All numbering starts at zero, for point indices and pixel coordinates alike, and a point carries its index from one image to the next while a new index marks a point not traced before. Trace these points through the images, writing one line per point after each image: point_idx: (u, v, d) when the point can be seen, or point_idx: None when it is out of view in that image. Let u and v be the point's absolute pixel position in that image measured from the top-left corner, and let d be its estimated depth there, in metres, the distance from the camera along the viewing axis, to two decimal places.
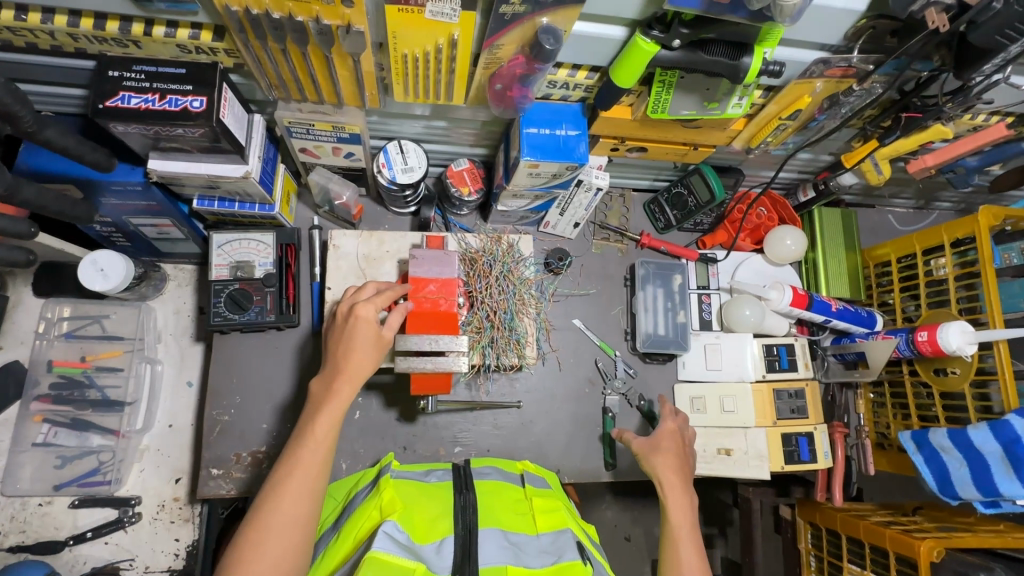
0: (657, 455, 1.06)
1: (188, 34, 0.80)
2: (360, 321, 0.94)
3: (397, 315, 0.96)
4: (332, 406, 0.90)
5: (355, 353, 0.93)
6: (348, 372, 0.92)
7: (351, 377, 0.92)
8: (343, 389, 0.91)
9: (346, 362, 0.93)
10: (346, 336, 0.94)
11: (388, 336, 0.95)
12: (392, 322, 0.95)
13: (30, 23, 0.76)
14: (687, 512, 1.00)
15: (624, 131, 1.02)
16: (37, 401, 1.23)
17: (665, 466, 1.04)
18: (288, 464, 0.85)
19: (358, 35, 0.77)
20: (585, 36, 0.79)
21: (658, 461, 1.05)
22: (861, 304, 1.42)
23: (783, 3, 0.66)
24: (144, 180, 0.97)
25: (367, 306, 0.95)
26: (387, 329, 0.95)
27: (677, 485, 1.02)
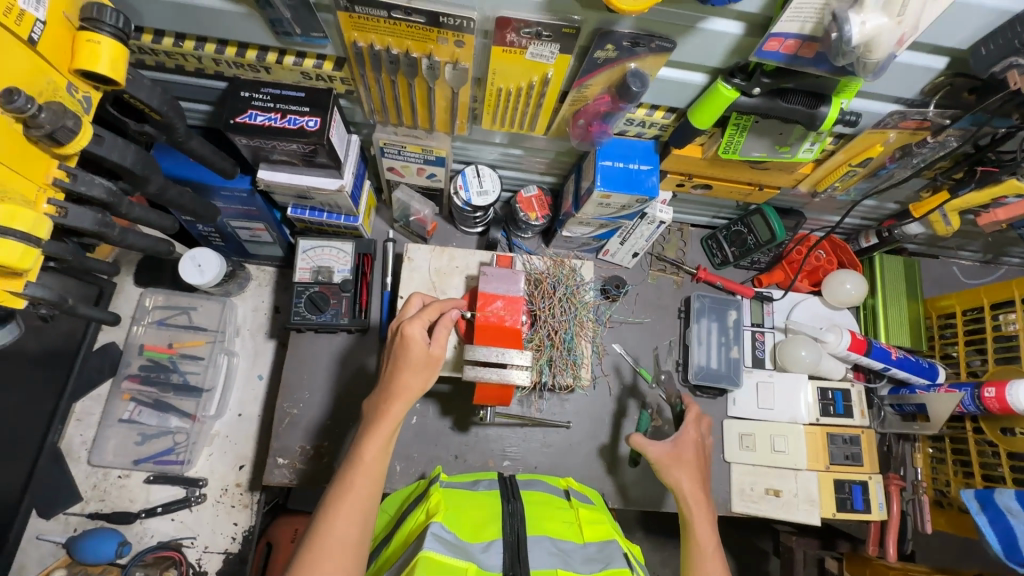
0: (675, 466, 1.02)
1: (313, 63, 0.91)
2: (410, 340, 0.89)
3: (444, 330, 0.92)
4: (383, 430, 0.86)
5: (408, 373, 0.89)
6: (404, 392, 0.88)
7: (403, 396, 0.88)
8: (399, 410, 0.88)
9: (399, 380, 0.88)
10: (396, 355, 0.90)
11: (438, 353, 0.91)
12: (439, 339, 0.91)
13: (185, 48, 0.88)
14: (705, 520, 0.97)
15: (693, 169, 1.08)
16: (127, 379, 1.33)
17: (681, 477, 1.01)
18: (340, 493, 0.82)
19: (462, 71, 0.86)
20: (668, 80, 0.85)
21: (671, 471, 1.02)
22: (922, 355, 1.39)
23: (867, 61, 0.68)
24: (250, 187, 1.06)
25: (416, 323, 0.91)
26: (436, 346, 0.91)
27: (698, 496, 0.99)
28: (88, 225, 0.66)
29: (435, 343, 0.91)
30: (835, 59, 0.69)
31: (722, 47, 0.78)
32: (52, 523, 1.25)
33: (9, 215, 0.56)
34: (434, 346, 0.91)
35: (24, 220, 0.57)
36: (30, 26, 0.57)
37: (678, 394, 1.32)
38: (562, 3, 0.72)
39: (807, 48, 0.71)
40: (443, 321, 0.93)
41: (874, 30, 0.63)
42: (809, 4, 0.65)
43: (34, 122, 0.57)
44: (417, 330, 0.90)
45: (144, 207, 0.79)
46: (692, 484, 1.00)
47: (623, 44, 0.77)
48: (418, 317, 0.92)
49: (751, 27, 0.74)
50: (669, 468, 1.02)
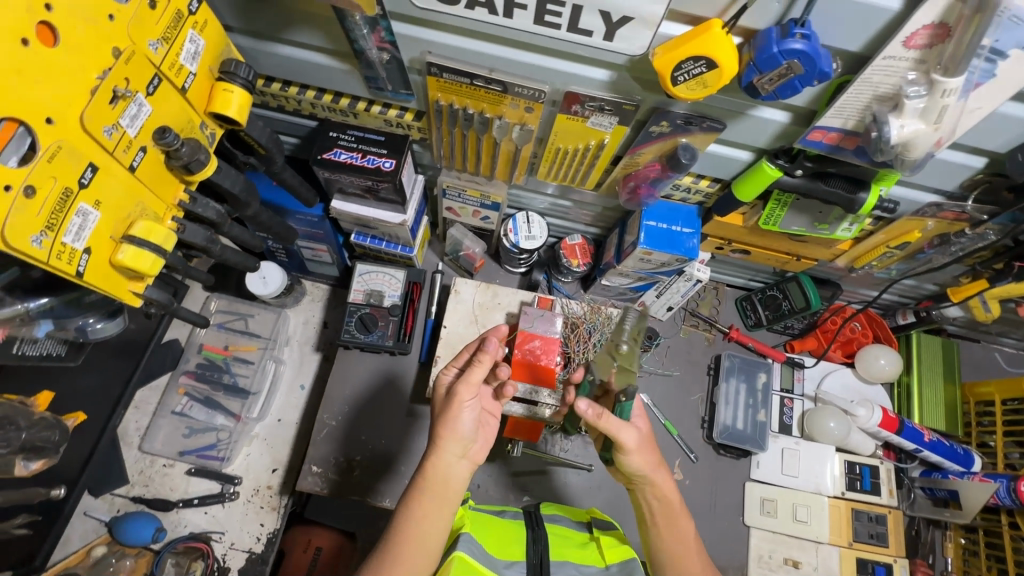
0: (644, 452, 0.85)
1: (396, 113, 1.02)
2: (437, 389, 0.97)
3: (475, 369, 0.90)
4: (422, 491, 0.83)
5: (439, 421, 0.89)
6: (443, 444, 0.86)
7: (437, 446, 0.86)
8: (441, 468, 0.85)
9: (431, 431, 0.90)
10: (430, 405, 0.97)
11: (464, 391, 0.88)
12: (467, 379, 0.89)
13: (289, 92, 1.01)
14: (686, 517, 0.87)
15: (733, 235, 1.14)
16: (185, 375, 1.42)
17: (651, 468, 0.86)
18: (379, 563, 0.79)
19: (528, 131, 0.95)
20: (716, 155, 0.93)
21: (639, 458, 0.85)
22: (958, 440, 1.37)
23: (907, 157, 0.73)
24: (321, 214, 1.17)
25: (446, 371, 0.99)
26: (461, 386, 0.89)
27: (669, 493, 0.87)
28: (200, 240, 0.76)
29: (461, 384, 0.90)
30: (875, 155, 0.74)
31: (769, 132, 0.84)
32: (99, 501, 1.32)
33: (146, 231, 0.65)
34: (458, 386, 0.89)
35: (158, 235, 0.66)
36: (184, 77, 0.68)
37: (698, 448, 1.35)
38: (625, 84, 0.82)
39: (849, 141, 0.78)
40: (475, 359, 0.91)
41: (912, 134, 0.69)
42: (851, 105, 0.72)
43: (175, 154, 0.68)
44: (445, 378, 0.98)
45: (240, 226, 0.89)
46: (660, 475, 0.87)
47: (677, 122, 0.85)
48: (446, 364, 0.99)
49: (797, 117, 0.81)
50: (639, 459, 0.85)
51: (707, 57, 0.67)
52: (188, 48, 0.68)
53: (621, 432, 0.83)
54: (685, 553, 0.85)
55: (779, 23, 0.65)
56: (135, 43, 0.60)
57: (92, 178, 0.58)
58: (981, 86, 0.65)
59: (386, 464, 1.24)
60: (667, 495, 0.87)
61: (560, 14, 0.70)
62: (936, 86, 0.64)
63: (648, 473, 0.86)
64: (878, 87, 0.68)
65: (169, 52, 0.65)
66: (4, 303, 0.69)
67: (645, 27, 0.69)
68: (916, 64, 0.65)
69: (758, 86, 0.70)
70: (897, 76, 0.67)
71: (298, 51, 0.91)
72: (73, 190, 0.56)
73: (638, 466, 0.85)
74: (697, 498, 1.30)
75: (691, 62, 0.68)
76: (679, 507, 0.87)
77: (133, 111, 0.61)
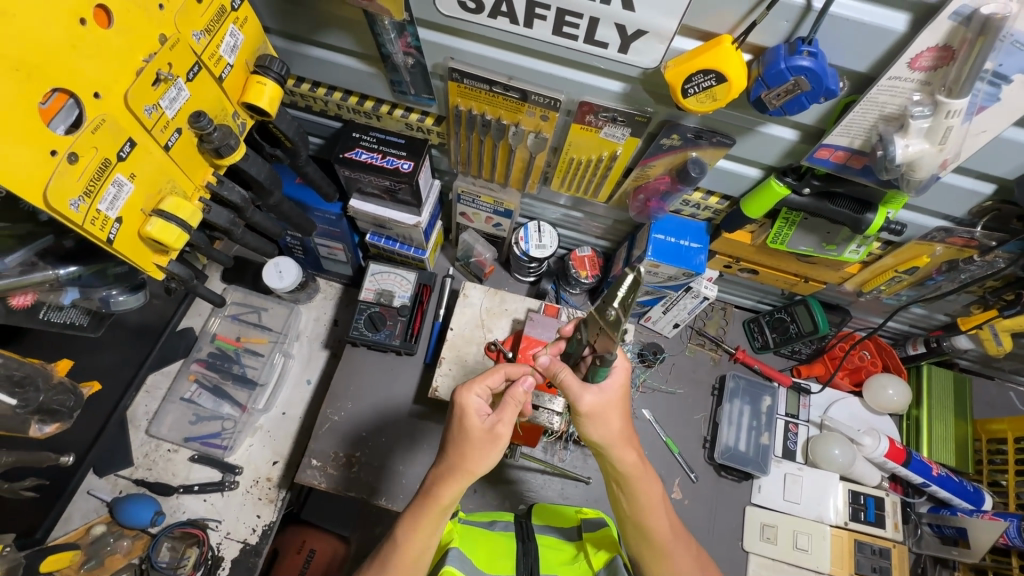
0: (604, 422, 0.85)
1: (417, 117, 1.06)
2: (468, 412, 0.85)
3: (512, 409, 0.86)
4: (430, 513, 0.83)
5: (468, 449, 0.84)
6: (467, 475, 0.83)
7: (462, 475, 0.83)
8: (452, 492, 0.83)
9: (456, 456, 0.84)
10: (453, 424, 0.86)
11: (501, 431, 0.84)
12: (504, 417, 0.85)
13: (317, 93, 1.06)
14: (650, 479, 0.88)
15: (740, 253, 1.15)
16: (196, 362, 1.44)
17: (610, 435, 0.86)
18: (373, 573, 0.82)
19: (542, 139, 0.98)
20: (725, 170, 0.95)
21: (595, 427, 0.85)
22: (968, 478, 1.33)
23: (912, 177, 0.75)
24: (339, 212, 1.21)
25: (477, 391, 0.87)
26: (501, 424, 0.84)
27: (631, 459, 0.87)
28: (223, 222, 0.80)
29: (496, 419, 0.85)
30: (880, 173, 0.76)
31: (778, 149, 0.86)
32: (104, 481, 1.33)
33: (175, 206, 0.69)
34: (498, 424, 0.85)
35: (185, 211, 0.70)
36: (222, 68, 0.73)
37: (699, 468, 1.33)
38: (638, 96, 0.85)
39: (856, 160, 0.80)
40: (513, 398, 0.86)
41: (916, 153, 0.70)
42: (858, 124, 0.74)
43: (207, 138, 0.72)
44: (476, 399, 0.86)
45: (261, 214, 0.93)
46: (622, 440, 0.86)
47: (688, 136, 0.88)
48: (479, 383, 0.87)
49: (806, 135, 0.83)
50: (599, 428, 0.85)
51: (716, 70, 0.70)
52: (228, 41, 0.73)
53: (579, 398, 0.84)
54: (651, 514, 0.88)
55: (787, 41, 0.68)
56: (181, 32, 0.65)
57: (130, 152, 0.62)
58: (985, 109, 0.67)
59: (385, 462, 1.24)
60: (627, 464, 0.87)
61: (577, 25, 0.74)
62: (940, 107, 0.66)
63: (608, 443, 0.85)
64: (884, 107, 0.71)
65: (210, 43, 0.70)
66: (36, 268, 0.72)
67: (658, 41, 0.72)
68: (921, 85, 0.67)
69: (766, 101, 0.72)
70: (902, 96, 0.69)
71: (329, 53, 0.97)
72: (111, 161, 0.60)
73: (597, 434, 0.86)
74: (695, 518, 1.28)
75: (702, 75, 0.71)
76: (642, 471, 0.88)
77: (173, 94, 0.66)
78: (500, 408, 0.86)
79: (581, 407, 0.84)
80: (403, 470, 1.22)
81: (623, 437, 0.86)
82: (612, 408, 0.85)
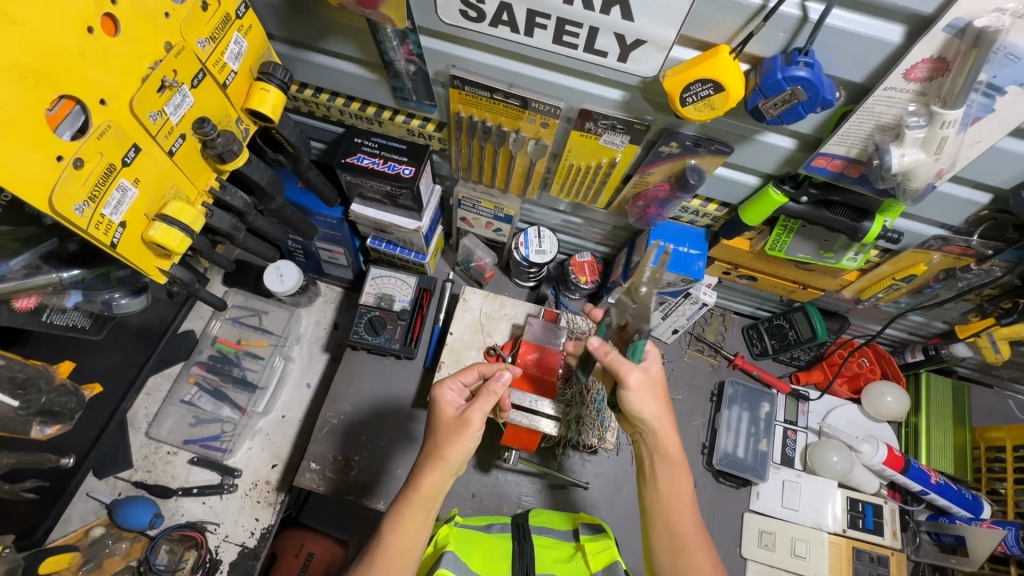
0: (650, 398, 0.88)
1: (418, 123, 1.07)
2: (441, 404, 0.92)
3: (486, 397, 0.88)
4: (411, 501, 0.85)
5: (441, 437, 0.88)
6: (441, 461, 0.86)
7: (436, 463, 0.86)
8: (433, 481, 0.85)
9: (431, 446, 0.88)
10: (432, 418, 0.93)
11: (471, 416, 0.87)
12: (475, 404, 0.88)
13: (319, 99, 1.07)
14: (685, 468, 0.90)
15: (739, 259, 1.15)
16: (196, 365, 1.45)
17: (656, 413, 0.89)
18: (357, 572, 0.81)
19: (542, 146, 0.99)
20: (723, 178, 0.96)
21: (642, 402, 0.88)
22: (967, 486, 1.33)
23: (908, 186, 0.75)
24: (341, 216, 1.21)
25: (450, 385, 0.94)
26: (470, 410, 0.87)
27: (667, 447, 0.90)
28: (225, 227, 0.81)
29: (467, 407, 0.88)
30: (876, 182, 0.77)
31: (775, 158, 0.87)
32: (103, 483, 1.33)
33: (178, 211, 0.69)
34: (467, 410, 0.88)
35: (188, 216, 0.71)
36: (226, 74, 0.74)
37: (697, 474, 1.33)
38: (637, 104, 0.86)
39: (852, 168, 0.80)
40: (488, 387, 0.89)
41: (912, 163, 0.71)
42: (854, 134, 0.74)
43: (211, 143, 0.73)
44: (450, 393, 0.93)
45: (264, 219, 0.94)
46: (665, 425, 0.89)
47: (686, 143, 0.89)
48: (452, 378, 0.95)
49: (803, 144, 0.84)
50: (646, 404, 0.88)
51: (714, 80, 0.70)
52: (232, 48, 0.74)
53: (630, 373, 0.86)
54: (677, 501, 0.88)
55: (784, 52, 0.69)
56: (185, 40, 0.66)
57: (134, 158, 0.63)
58: (980, 120, 0.68)
59: (384, 465, 1.24)
60: (668, 446, 0.90)
61: (577, 35, 0.75)
62: (935, 118, 0.67)
63: (653, 419, 0.88)
64: (880, 117, 0.71)
65: (215, 51, 0.71)
66: (41, 271, 0.73)
67: (657, 50, 0.73)
68: (917, 96, 0.68)
69: (763, 111, 0.73)
70: (898, 107, 0.69)
71: (332, 60, 0.98)
72: (116, 167, 0.60)
73: (641, 410, 0.88)
74: None
75: (700, 84, 0.72)
76: (681, 459, 0.90)
77: (177, 101, 0.67)
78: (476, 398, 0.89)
79: (631, 382, 0.86)
80: (402, 474, 1.22)
81: (664, 419, 0.89)
82: (657, 388, 0.89)
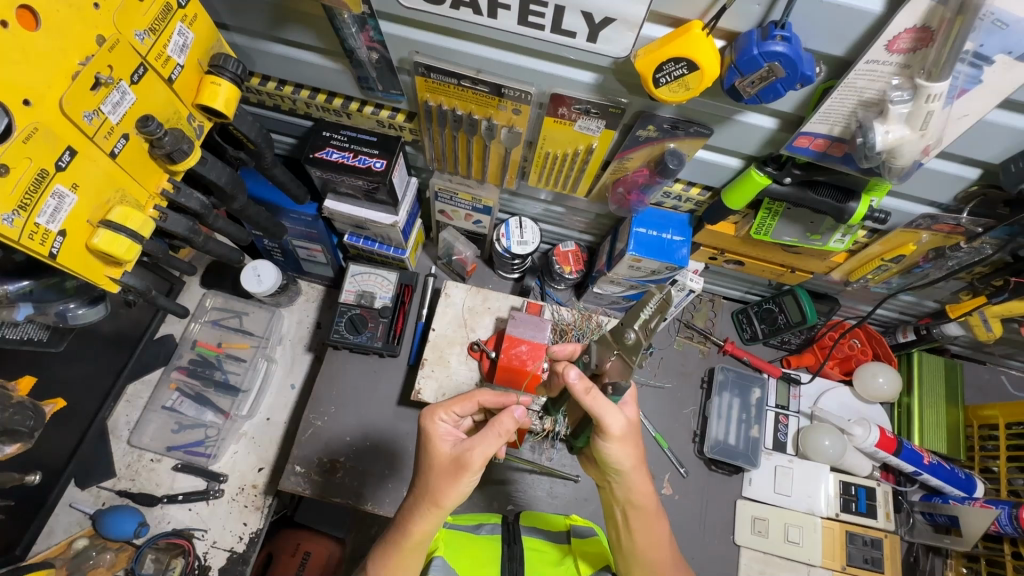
0: (630, 446, 0.82)
1: (388, 114, 1.03)
2: (434, 439, 0.84)
3: (490, 438, 0.80)
4: (399, 543, 0.82)
5: (434, 477, 0.82)
6: (435, 505, 0.80)
7: (429, 506, 0.81)
8: (424, 525, 0.81)
9: (424, 484, 0.83)
10: (423, 454, 0.85)
11: (470, 459, 0.79)
12: (475, 443, 0.80)
13: (283, 91, 1.02)
14: (656, 513, 0.87)
15: (725, 244, 1.12)
16: (177, 370, 1.41)
17: (634, 461, 0.83)
18: None
19: (516, 134, 0.95)
20: (704, 161, 0.92)
21: (621, 451, 0.82)
22: (960, 464, 1.32)
23: (894, 164, 0.72)
24: (314, 213, 1.17)
25: (444, 417, 0.86)
26: (470, 452, 0.80)
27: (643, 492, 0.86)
28: (181, 230, 0.77)
29: (466, 446, 0.81)
30: (860, 161, 0.73)
31: (756, 138, 0.84)
32: (86, 493, 1.30)
33: (124, 216, 0.65)
34: (466, 451, 0.80)
35: (135, 221, 0.67)
36: (171, 68, 0.70)
37: (689, 462, 1.31)
38: (611, 87, 0.82)
39: (836, 147, 0.77)
40: (493, 427, 0.81)
41: (897, 140, 0.68)
42: (836, 110, 0.71)
43: (158, 143, 0.69)
44: (444, 426, 0.86)
45: (227, 219, 0.90)
46: (639, 475, 0.84)
47: (664, 127, 0.85)
48: (446, 409, 0.87)
49: (785, 123, 0.80)
50: (624, 453, 0.82)
51: (687, 59, 0.67)
52: (176, 40, 0.70)
53: (614, 420, 0.78)
54: (648, 540, 0.87)
55: (760, 26, 0.65)
56: (120, 32, 0.61)
57: (70, 161, 0.59)
58: (966, 92, 0.64)
59: (370, 465, 1.22)
60: (640, 493, 0.86)
61: (543, 14, 0.71)
62: (920, 91, 0.63)
63: (629, 468, 0.83)
64: (863, 92, 0.68)
65: (156, 44, 0.66)
66: None
67: (627, 28, 0.69)
68: (900, 69, 0.64)
69: (740, 89, 0.70)
70: (881, 81, 0.66)
71: (292, 50, 0.93)
72: (49, 171, 0.57)
73: (618, 458, 0.82)
74: (686, 513, 1.27)
75: (672, 63, 0.68)
76: (653, 506, 0.87)
77: (115, 98, 0.62)
78: (479, 436, 0.81)
79: (613, 430, 0.79)
80: (389, 475, 1.21)
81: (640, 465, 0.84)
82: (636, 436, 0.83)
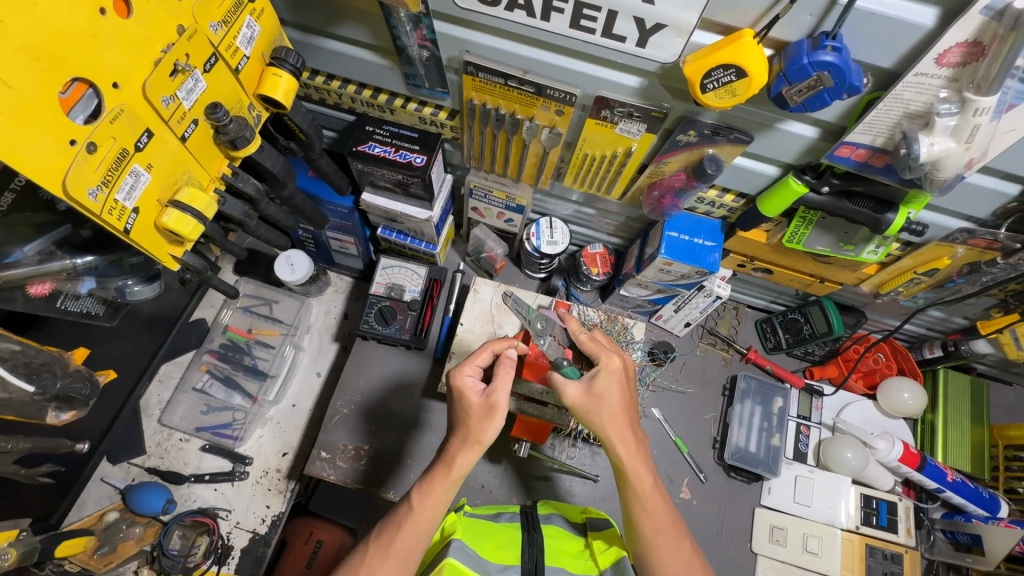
0: (600, 408, 0.88)
1: (431, 111, 1.06)
2: (464, 392, 0.87)
3: (505, 374, 0.87)
4: (443, 477, 0.85)
5: (470, 422, 0.85)
6: (478, 445, 0.84)
7: (472, 445, 0.85)
8: (467, 459, 0.85)
9: (462, 430, 0.86)
10: (456, 407, 0.88)
11: (498, 401, 0.85)
12: (499, 386, 0.86)
13: (331, 86, 1.06)
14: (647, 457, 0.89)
15: (755, 252, 1.13)
16: (208, 353, 1.44)
17: (611, 416, 0.87)
18: (386, 525, 0.85)
19: (557, 134, 0.97)
20: (742, 168, 0.94)
21: (594, 411, 0.88)
22: (983, 484, 1.31)
23: (935, 176, 0.73)
24: (351, 205, 1.20)
25: (469, 371, 0.89)
26: (496, 394, 0.85)
27: (629, 436, 0.88)
28: (237, 214, 0.80)
29: (491, 391, 0.86)
30: (903, 172, 0.74)
31: (796, 146, 0.85)
32: (117, 468, 1.33)
33: (191, 198, 0.69)
34: (493, 394, 0.85)
35: (200, 203, 0.70)
36: (239, 59, 0.73)
37: (708, 468, 1.32)
38: (655, 91, 0.84)
39: (877, 158, 0.78)
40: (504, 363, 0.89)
41: (942, 152, 0.69)
42: (881, 121, 0.72)
43: (223, 129, 0.72)
44: (471, 378, 0.88)
45: (275, 207, 0.93)
46: (618, 425, 0.87)
47: (704, 132, 0.87)
48: (470, 363, 0.90)
49: (826, 133, 0.82)
50: (598, 412, 0.87)
51: (736, 65, 0.68)
52: (245, 32, 0.73)
53: (566, 387, 0.89)
54: (643, 483, 0.87)
55: (811, 36, 0.67)
56: (198, 23, 0.65)
57: (147, 142, 0.62)
58: (1014, 107, 0.65)
59: (390, 454, 1.24)
60: (629, 432, 0.88)
61: (595, 18, 0.73)
62: (968, 105, 0.64)
63: (608, 421, 0.87)
64: (908, 104, 0.69)
65: (227, 35, 0.70)
66: (54, 258, 0.74)
67: (677, 35, 0.71)
68: (949, 82, 0.65)
69: (787, 98, 0.71)
70: (928, 93, 0.67)
71: (344, 46, 0.97)
72: (129, 151, 0.60)
73: (603, 403, 0.88)
74: (704, 518, 1.27)
75: (721, 70, 0.69)
76: (637, 440, 0.89)
77: (190, 85, 0.66)
78: (492, 376, 0.88)
79: (567, 399, 0.89)
80: (412, 465, 1.23)
81: (622, 408, 0.88)
82: (611, 389, 0.89)
